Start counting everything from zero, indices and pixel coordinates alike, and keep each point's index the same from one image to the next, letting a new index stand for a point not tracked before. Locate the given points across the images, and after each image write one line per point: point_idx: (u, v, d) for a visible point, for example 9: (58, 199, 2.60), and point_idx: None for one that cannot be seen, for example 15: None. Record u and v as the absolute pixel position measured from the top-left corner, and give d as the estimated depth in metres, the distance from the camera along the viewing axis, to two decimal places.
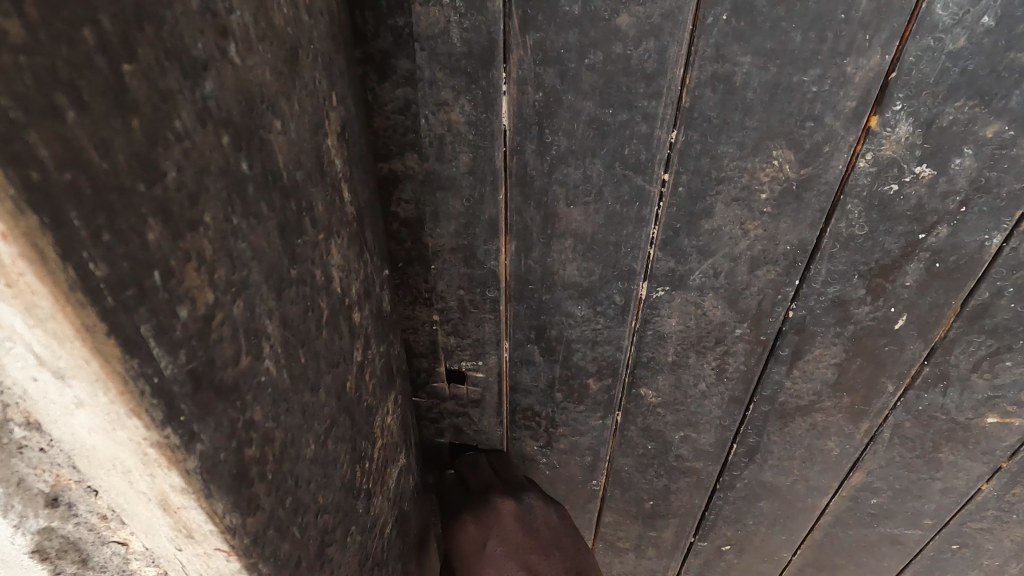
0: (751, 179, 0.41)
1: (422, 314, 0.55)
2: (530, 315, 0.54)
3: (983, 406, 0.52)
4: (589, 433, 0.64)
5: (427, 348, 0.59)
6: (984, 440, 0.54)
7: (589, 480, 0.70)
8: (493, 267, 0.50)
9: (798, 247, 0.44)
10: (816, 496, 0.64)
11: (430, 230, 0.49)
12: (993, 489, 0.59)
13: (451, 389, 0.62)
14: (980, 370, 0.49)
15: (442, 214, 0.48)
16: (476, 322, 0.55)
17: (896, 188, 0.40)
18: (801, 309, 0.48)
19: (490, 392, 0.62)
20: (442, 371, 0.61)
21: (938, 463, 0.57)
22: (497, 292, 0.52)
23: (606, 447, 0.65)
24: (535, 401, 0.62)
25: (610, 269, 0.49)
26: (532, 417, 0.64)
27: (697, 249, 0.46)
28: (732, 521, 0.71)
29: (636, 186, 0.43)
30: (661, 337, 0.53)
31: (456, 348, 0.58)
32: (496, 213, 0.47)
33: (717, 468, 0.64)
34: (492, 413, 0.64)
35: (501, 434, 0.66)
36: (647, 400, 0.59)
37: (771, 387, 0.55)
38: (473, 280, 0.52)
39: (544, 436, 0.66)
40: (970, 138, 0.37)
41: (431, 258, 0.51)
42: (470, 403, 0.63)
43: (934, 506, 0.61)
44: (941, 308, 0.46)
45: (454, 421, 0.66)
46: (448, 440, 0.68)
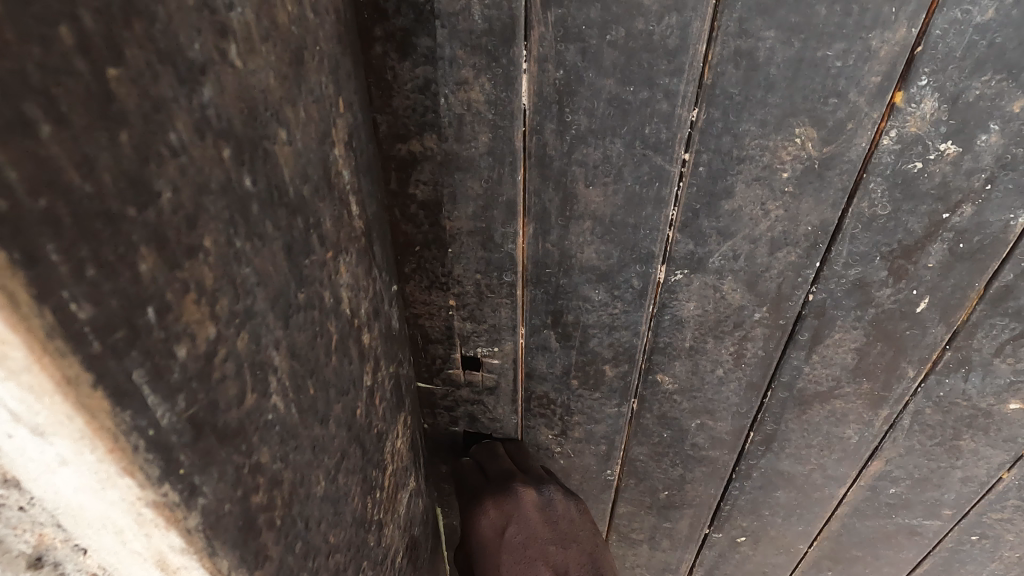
0: (773, 157, 0.41)
1: (439, 299, 0.55)
2: (547, 299, 0.54)
3: (1005, 391, 0.51)
4: (605, 421, 0.64)
5: (442, 334, 0.59)
6: (1006, 427, 0.54)
7: (604, 469, 0.70)
8: (511, 250, 0.50)
9: (820, 228, 0.44)
10: (833, 486, 0.64)
11: (448, 212, 0.49)
12: (1014, 477, 0.58)
13: (466, 375, 0.62)
14: (1003, 355, 0.49)
15: (460, 195, 0.47)
16: (493, 307, 0.55)
17: (920, 166, 0.40)
18: (822, 292, 0.48)
19: (505, 378, 0.62)
20: (457, 358, 0.61)
21: (959, 451, 0.57)
22: (514, 276, 0.52)
23: (621, 435, 0.65)
24: (550, 389, 0.62)
25: (627, 251, 0.49)
26: (547, 404, 0.64)
27: (716, 231, 0.46)
28: (748, 512, 0.70)
29: (656, 166, 0.43)
30: (679, 322, 0.53)
31: (472, 334, 0.58)
32: (514, 194, 0.47)
33: (733, 457, 0.64)
34: (506, 400, 0.64)
35: (516, 423, 0.67)
36: (662, 387, 0.59)
37: (789, 373, 0.54)
38: (490, 265, 0.52)
39: (559, 424, 0.66)
40: (997, 113, 0.37)
41: (449, 241, 0.51)
42: (484, 390, 0.64)
43: (954, 495, 0.61)
44: (964, 290, 0.45)
45: (469, 408, 0.66)
46: (463, 428, 0.68)
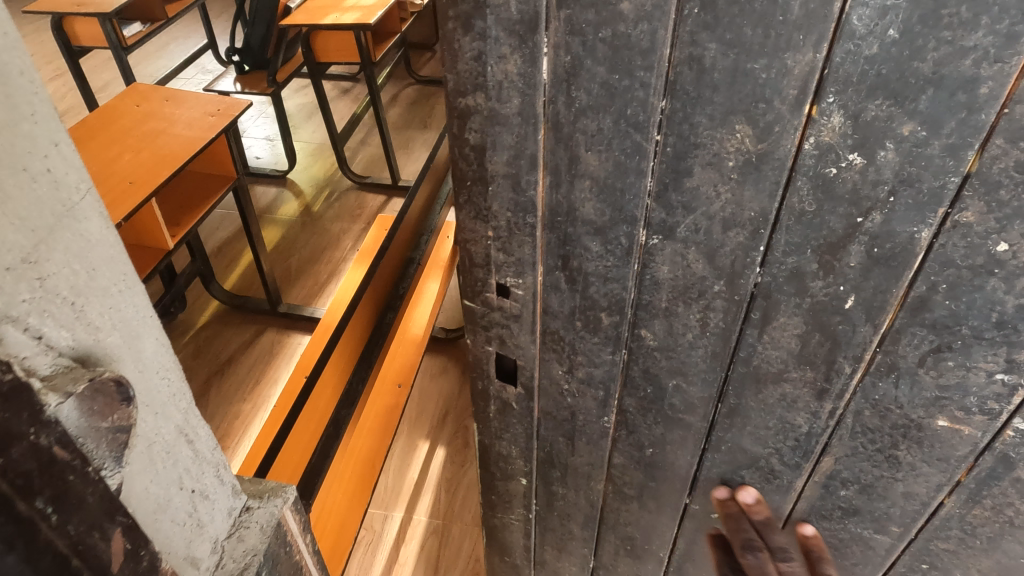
0: (721, 146, 0.50)
1: (478, 229, 0.65)
2: (558, 244, 0.62)
3: (933, 406, 0.61)
4: (602, 366, 0.70)
5: (478, 261, 0.67)
6: (939, 446, 0.64)
7: (602, 415, 0.76)
8: (533, 196, 0.60)
9: (760, 215, 0.53)
10: (790, 475, 0.73)
11: (489, 156, 0.59)
12: (953, 504, 0.69)
13: (498, 300, 0.69)
14: (926, 365, 0.58)
15: (500, 143, 0.57)
16: (518, 243, 0.64)
17: (836, 171, 0.48)
18: (767, 276, 0.56)
19: (528, 309, 0.69)
20: (493, 284, 0.68)
21: (899, 463, 0.67)
22: (535, 218, 0.61)
23: (616, 383, 0.71)
24: (560, 327, 0.68)
25: (617, 212, 0.58)
26: (557, 341, 0.70)
27: (682, 204, 0.55)
28: (720, 486, 0.78)
29: (636, 142, 0.53)
30: (656, 282, 0.61)
31: (502, 264, 0.66)
32: (536, 150, 0.57)
33: (706, 425, 0.71)
34: (528, 329, 0.70)
35: (534, 357, 0.72)
36: (646, 342, 0.66)
37: (746, 349, 0.63)
38: (518, 208, 0.61)
39: (567, 361, 0.71)
40: (891, 133, 0.45)
41: (489, 181, 0.60)
42: (510, 317, 0.70)
43: (899, 510, 0.72)
44: (885, 293, 0.54)
45: (499, 332, 0.72)
46: (495, 349, 0.74)
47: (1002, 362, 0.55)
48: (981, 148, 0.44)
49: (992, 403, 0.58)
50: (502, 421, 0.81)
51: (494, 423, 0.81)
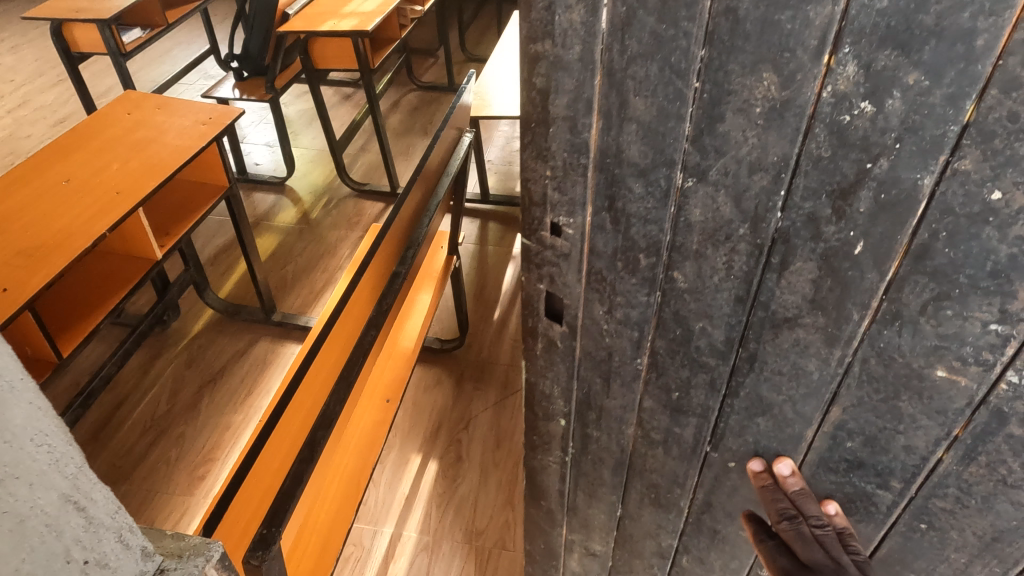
0: (750, 94, 0.56)
1: (537, 168, 0.68)
2: (605, 185, 0.67)
3: (932, 355, 0.68)
4: (637, 308, 0.76)
5: (536, 198, 0.71)
6: (937, 398, 0.71)
7: (635, 357, 0.81)
8: (587, 137, 0.64)
9: (782, 159, 0.59)
10: (802, 424, 0.80)
11: (552, 100, 0.63)
12: (950, 461, 0.75)
13: (550, 239, 0.74)
14: (926, 314, 0.65)
15: (562, 87, 0.62)
16: (573, 182, 0.68)
17: (849, 118, 0.54)
18: (785, 221, 0.63)
19: (576, 249, 0.73)
20: (548, 222, 0.73)
21: (900, 415, 0.74)
22: (586, 159, 0.66)
23: (649, 325, 0.77)
24: (604, 266, 0.73)
25: (659, 154, 0.63)
26: (599, 282, 0.75)
27: (715, 148, 0.60)
28: (738, 434, 0.84)
29: (678, 88, 0.58)
30: (689, 224, 0.66)
31: (555, 203, 0.70)
32: (593, 93, 0.61)
33: (728, 370, 0.77)
34: (574, 269, 0.75)
35: (579, 296, 0.77)
36: (678, 284, 0.71)
37: (765, 293, 0.69)
38: (573, 149, 0.65)
39: (607, 300, 0.76)
40: (898, 82, 0.51)
41: (549, 122, 0.64)
42: (559, 257, 0.75)
43: (900, 464, 0.79)
44: (891, 240, 0.61)
45: (550, 271, 0.77)
46: (545, 288, 0.79)
47: (996, 312, 0.61)
48: (978, 99, 0.50)
49: (986, 353, 0.65)
50: (547, 359, 0.86)
51: (539, 358, 0.87)
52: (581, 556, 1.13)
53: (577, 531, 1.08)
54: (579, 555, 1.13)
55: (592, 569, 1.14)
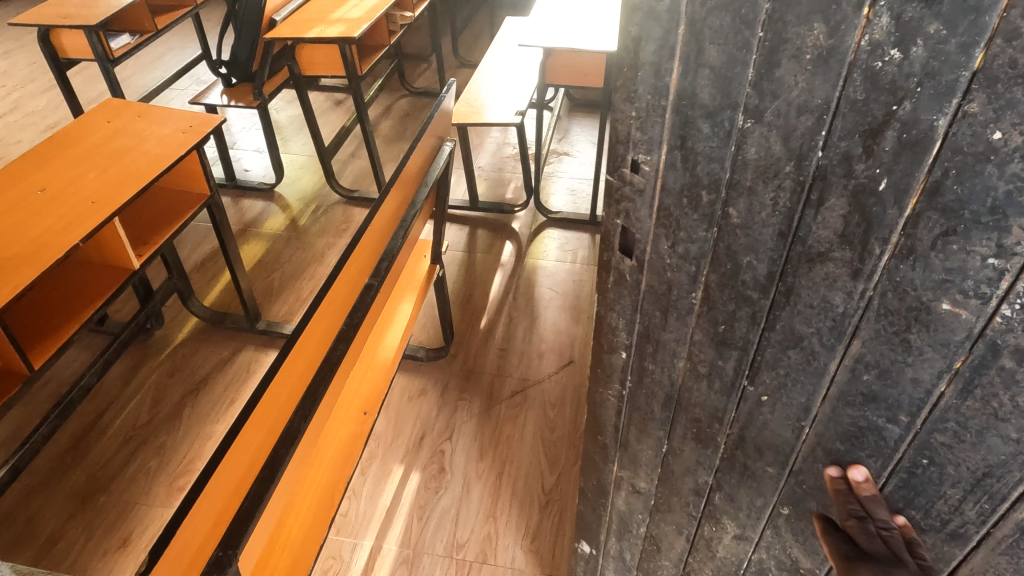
0: (803, 42, 0.69)
1: (625, 109, 0.83)
2: (678, 125, 0.81)
3: (939, 288, 0.78)
4: (696, 243, 0.91)
5: (622, 136, 0.86)
6: (942, 329, 0.81)
7: (691, 292, 0.97)
8: (669, 80, 0.78)
9: (826, 102, 0.71)
10: (829, 357, 0.91)
11: (642, 45, 0.77)
12: (951, 395, 0.85)
13: (630, 175, 0.90)
14: (936, 247, 0.75)
15: (652, 35, 0.75)
16: (652, 123, 0.83)
17: (882, 65, 0.67)
18: (824, 159, 0.75)
19: (650, 184, 0.89)
20: (630, 160, 0.88)
21: (910, 346, 0.84)
22: (666, 101, 0.80)
23: (705, 261, 0.92)
24: (672, 203, 0.89)
25: (725, 98, 0.76)
26: (667, 217, 0.91)
27: (771, 91, 0.73)
28: (773, 367, 0.97)
29: (745, 37, 0.71)
30: (745, 162, 0.80)
31: (637, 141, 0.85)
32: (677, 41, 0.75)
33: (767, 303, 0.90)
34: (646, 206, 0.91)
35: (648, 230, 0.93)
36: (732, 219, 0.86)
37: (804, 229, 0.81)
38: (656, 91, 0.80)
39: (671, 236, 0.92)
40: (922, 31, 0.63)
41: (639, 65, 0.78)
42: (636, 192, 0.90)
43: (907, 397, 0.89)
44: (910, 178, 0.72)
45: (626, 207, 0.93)
46: (622, 224, 0.96)
47: (993, 246, 0.72)
48: (986, 47, 0.61)
49: (984, 286, 0.75)
50: (617, 291, 1.04)
51: (610, 290, 1.04)
52: (628, 493, 1.37)
53: (626, 467, 1.31)
54: (625, 493, 1.38)
55: (636, 506, 1.38)
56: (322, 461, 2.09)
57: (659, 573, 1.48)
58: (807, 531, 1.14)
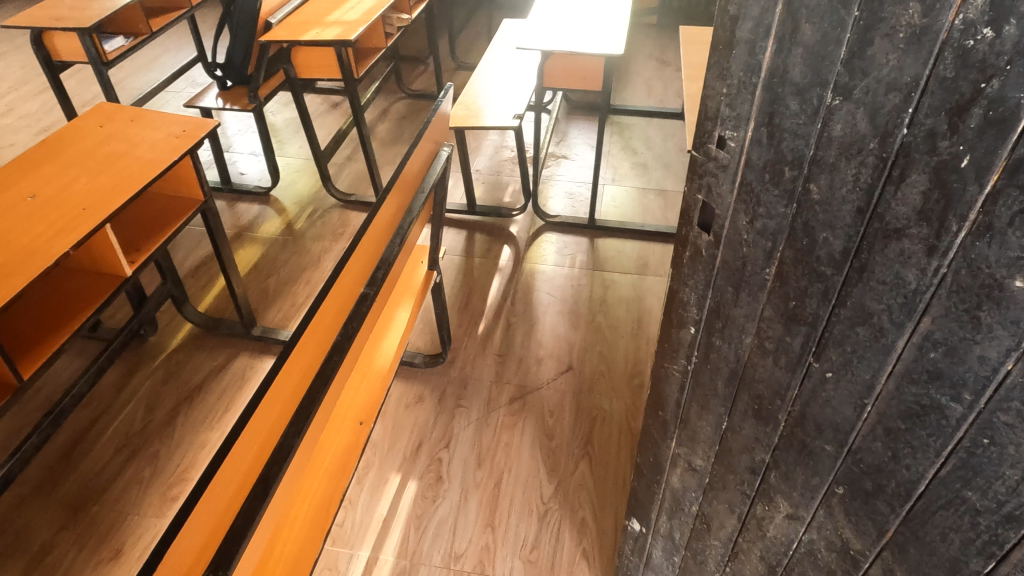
0: (897, 21, 0.74)
1: (717, 86, 0.95)
2: (767, 103, 0.90)
3: (1014, 266, 0.78)
4: (774, 219, 1.00)
5: (712, 113, 0.97)
6: (1012, 307, 0.81)
7: (765, 267, 1.07)
8: (763, 57, 0.87)
9: (913, 79, 0.75)
10: (894, 334, 0.95)
11: (738, 25, 0.87)
12: (1018, 373, 0.84)
13: (715, 151, 1.01)
14: (1014, 226, 0.75)
15: (750, 14, 0.85)
16: (742, 99, 0.92)
17: (973, 43, 0.69)
18: (908, 136, 0.79)
19: (734, 160, 0.99)
20: (717, 137, 0.99)
21: (979, 324, 0.85)
22: (758, 78, 0.89)
23: (781, 236, 1.01)
24: (754, 178, 0.98)
25: (815, 76, 0.83)
26: (748, 192, 1.00)
27: (861, 69, 0.79)
28: (839, 343, 1.03)
29: (840, 15, 0.78)
30: (829, 139, 0.86)
31: (725, 119, 0.96)
32: (773, 20, 0.84)
33: (839, 278, 0.97)
34: (728, 183, 1.02)
35: (728, 205, 1.05)
36: (812, 195, 0.92)
37: (883, 206, 0.86)
38: (749, 68, 0.89)
39: (750, 212, 1.02)
40: (1016, 9, 0.65)
41: (735, 44, 0.89)
42: (720, 168, 1.02)
43: (973, 375, 0.89)
44: (993, 158, 0.73)
45: (708, 182, 1.05)
46: (703, 199, 1.09)
47: None
48: None
49: None
50: (692, 267, 1.18)
51: (685, 265, 1.19)
52: (683, 471, 1.54)
53: (684, 444, 1.48)
54: (681, 471, 1.55)
55: (690, 484, 1.54)
56: (318, 474, 2.40)
57: (705, 552, 1.65)
58: (859, 512, 1.18)
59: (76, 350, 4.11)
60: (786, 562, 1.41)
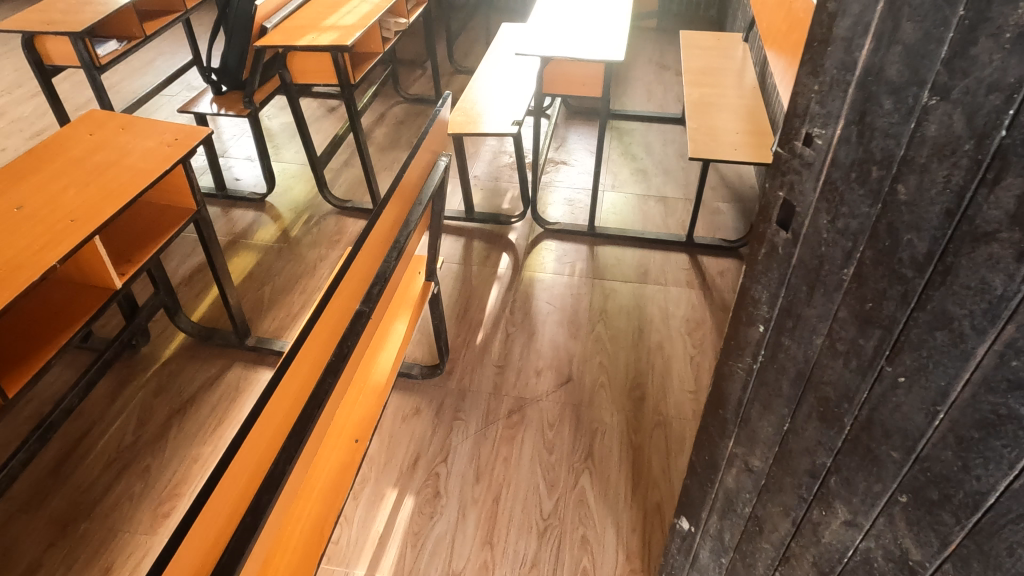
0: (1005, 21, 0.78)
1: (810, 83, 1.03)
2: (860, 101, 0.96)
3: None
4: (858, 219, 1.05)
5: (803, 109, 1.06)
6: None
7: (843, 268, 1.11)
8: (860, 55, 0.94)
9: (1018, 81, 0.79)
10: (974, 341, 0.95)
11: (836, 23, 0.95)
12: None
13: (801, 149, 1.10)
14: None
15: (850, 11, 0.93)
16: (834, 97, 1.00)
17: None
18: (1008, 138, 0.82)
19: (818, 158, 1.07)
20: (803, 134, 1.08)
21: None
22: (852, 76, 0.97)
23: (863, 235, 1.05)
24: (839, 177, 1.04)
25: (913, 76, 0.89)
26: (832, 191, 1.06)
27: (962, 70, 0.84)
28: (914, 348, 1.04)
29: (945, 14, 0.83)
30: (923, 139, 0.91)
31: (814, 116, 1.04)
32: (873, 18, 0.91)
33: (922, 282, 0.99)
34: (811, 181, 1.10)
35: (811, 203, 1.12)
36: (898, 196, 0.97)
37: (974, 209, 0.89)
38: (844, 65, 0.97)
39: (833, 211, 1.08)
40: None
41: (830, 41, 0.97)
42: (805, 165, 1.10)
43: None
44: None
45: (792, 179, 1.14)
46: (785, 196, 1.17)
47: None
48: None
49: None
50: (766, 264, 1.26)
51: (760, 262, 1.28)
52: (740, 470, 1.62)
53: (743, 444, 1.56)
54: (737, 471, 1.63)
55: (745, 484, 1.62)
56: (314, 494, 2.50)
57: (755, 555, 1.69)
58: (922, 522, 1.15)
59: (68, 361, 4.01)
60: (839, 570, 1.41)
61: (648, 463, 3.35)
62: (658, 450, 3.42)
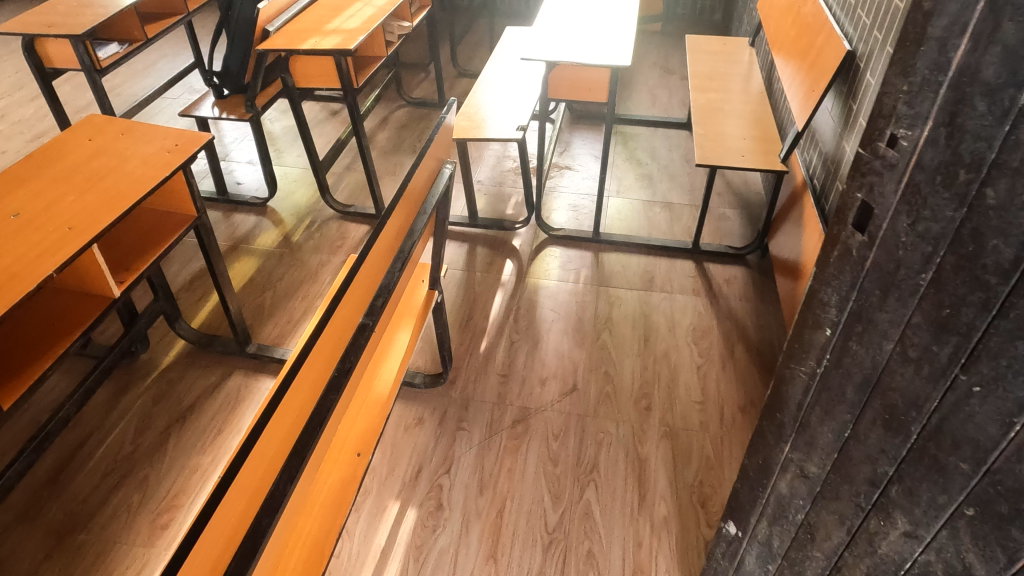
0: None
1: (899, 83, 1.02)
2: (951, 103, 0.96)
3: None
4: (941, 223, 1.04)
5: (889, 109, 1.04)
6: None
7: (920, 273, 1.10)
8: (955, 55, 0.94)
9: None
10: None
11: (932, 22, 0.95)
12: None
13: (884, 150, 1.07)
14: None
15: (947, 9, 0.93)
16: (922, 98, 0.99)
17: None
18: None
19: (903, 159, 1.05)
20: (888, 134, 1.06)
21: None
22: (945, 77, 0.96)
23: (946, 240, 1.05)
24: (923, 180, 1.03)
25: (1012, 77, 0.90)
26: (915, 194, 1.05)
27: None
28: (993, 356, 1.04)
29: None
30: (1018, 143, 0.92)
31: (901, 116, 1.02)
32: (971, 18, 0.91)
33: (1006, 288, 0.99)
34: (893, 182, 1.07)
35: (891, 206, 1.09)
36: (986, 200, 0.97)
37: None
38: (938, 65, 0.96)
39: (914, 215, 1.07)
40: None
41: (923, 40, 0.96)
42: (887, 167, 1.08)
43: None
44: None
45: (872, 180, 1.11)
46: (862, 198, 1.14)
47: None
48: None
49: None
50: (838, 267, 1.23)
51: (831, 266, 1.25)
52: (794, 476, 1.58)
53: (800, 449, 1.52)
54: (791, 476, 1.59)
55: (800, 489, 1.58)
56: (314, 510, 2.43)
57: (806, 563, 1.67)
58: (988, 537, 1.15)
59: (66, 368, 3.94)
60: None
61: (655, 475, 3.28)
62: (663, 462, 3.35)
